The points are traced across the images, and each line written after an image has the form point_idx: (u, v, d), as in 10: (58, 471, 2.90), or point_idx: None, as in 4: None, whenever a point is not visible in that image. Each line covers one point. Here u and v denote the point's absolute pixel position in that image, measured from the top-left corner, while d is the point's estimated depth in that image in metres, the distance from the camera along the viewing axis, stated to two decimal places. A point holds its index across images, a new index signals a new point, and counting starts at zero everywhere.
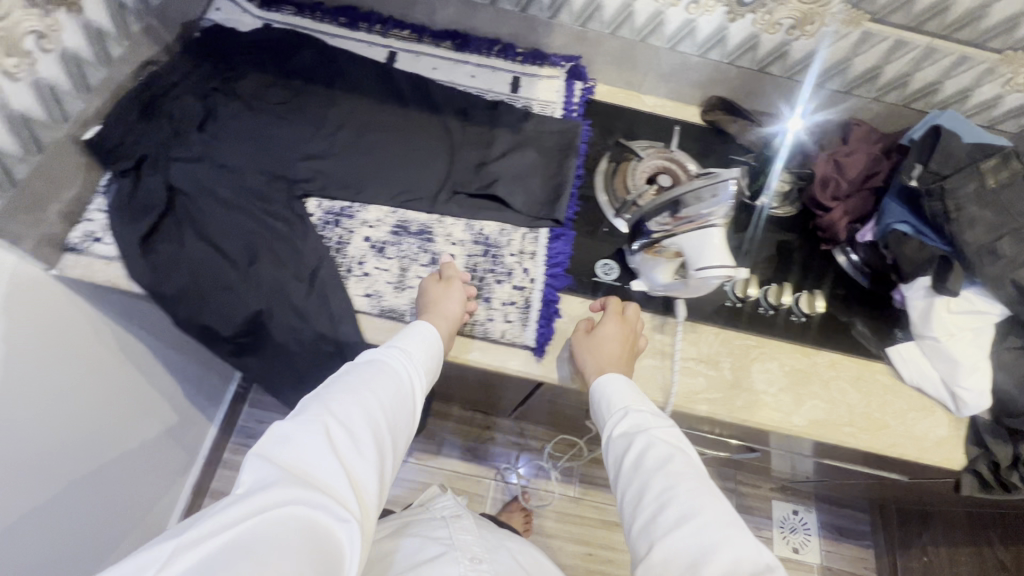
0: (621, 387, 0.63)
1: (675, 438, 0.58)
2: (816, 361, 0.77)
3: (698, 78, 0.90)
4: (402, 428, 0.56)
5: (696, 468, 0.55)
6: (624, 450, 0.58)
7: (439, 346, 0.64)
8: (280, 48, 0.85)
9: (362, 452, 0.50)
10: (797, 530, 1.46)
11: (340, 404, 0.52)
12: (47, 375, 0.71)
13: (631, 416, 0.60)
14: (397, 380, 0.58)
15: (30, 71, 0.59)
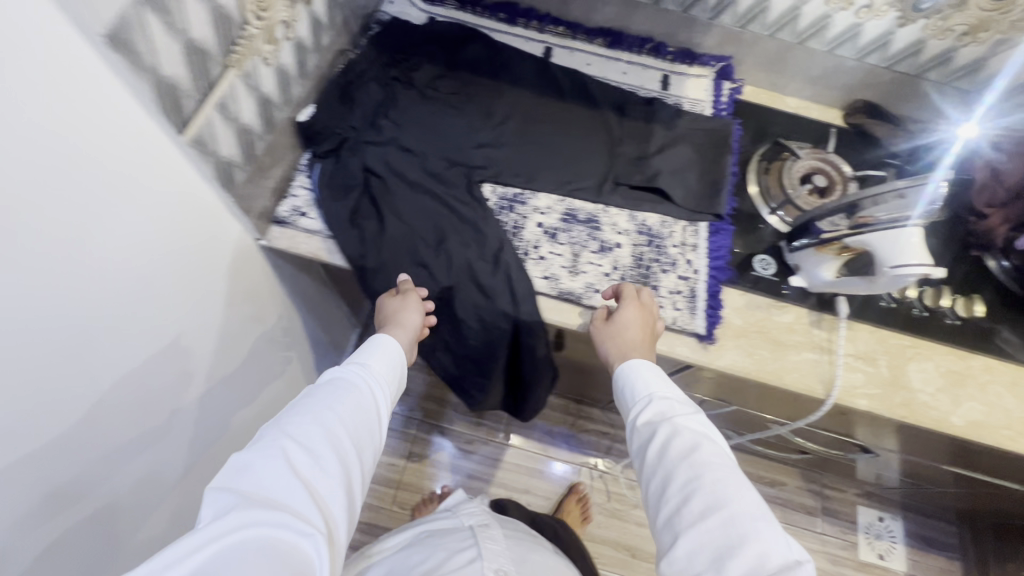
0: (649, 373, 0.62)
1: (700, 429, 0.56)
2: (972, 364, 0.78)
3: (849, 81, 0.92)
4: (372, 434, 0.56)
5: (724, 458, 0.54)
6: (649, 435, 0.57)
7: (397, 353, 0.65)
8: (450, 41, 0.90)
9: (332, 462, 0.50)
10: (882, 537, 1.46)
11: (295, 421, 0.51)
12: (241, 338, 0.77)
13: (656, 405, 0.59)
14: (357, 390, 0.57)
15: (276, 57, 0.65)
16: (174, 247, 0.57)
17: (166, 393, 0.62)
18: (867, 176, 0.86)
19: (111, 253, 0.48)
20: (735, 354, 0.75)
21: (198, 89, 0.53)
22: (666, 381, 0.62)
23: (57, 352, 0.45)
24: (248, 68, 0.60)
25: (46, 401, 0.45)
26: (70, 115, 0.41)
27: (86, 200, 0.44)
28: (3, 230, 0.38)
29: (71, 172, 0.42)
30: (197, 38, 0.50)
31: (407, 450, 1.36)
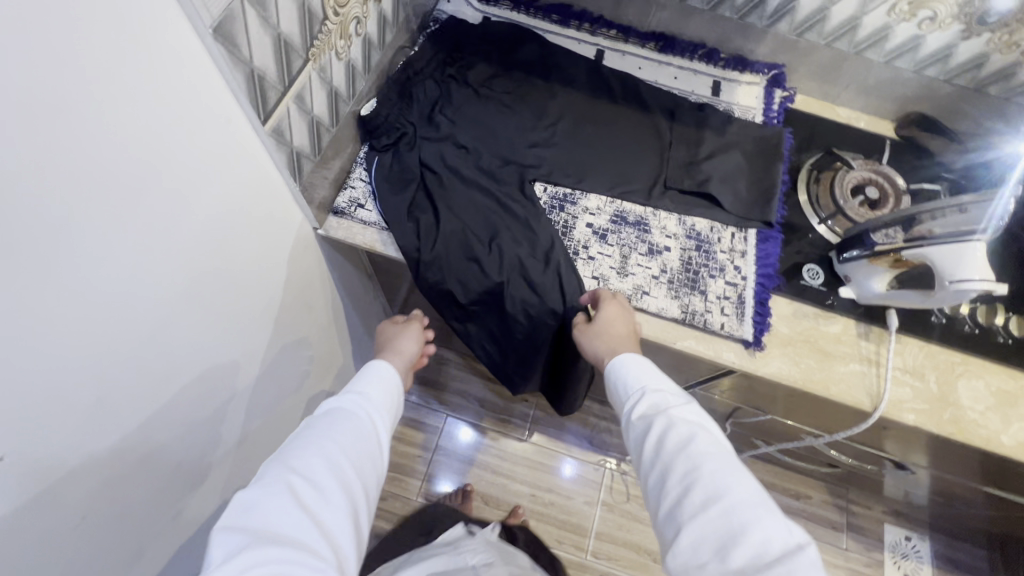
0: (642, 367, 0.63)
1: (696, 418, 0.57)
2: (1023, 385, 0.77)
3: (904, 93, 0.91)
4: (373, 458, 0.59)
5: (720, 446, 0.54)
6: (646, 428, 0.57)
7: (395, 379, 0.68)
8: (505, 41, 0.91)
9: (332, 488, 0.53)
10: (909, 556, 1.43)
11: (299, 454, 0.54)
12: (294, 324, 0.79)
13: (650, 399, 0.59)
14: (357, 418, 0.60)
15: (348, 52, 0.67)
16: (245, 233, 0.59)
17: (228, 374, 0.64)
18: (920, 191, 0.86)
19: (193, 234, 0.50)
20: (781, 362, 0.75)
21: (282, 81, 0.55)
22: (658, 374, 0.63)
23: (145, 326, 0.47)
24: (323, 62, 0.62)
25: (135, 371, 0.47)
26: (173, 99, 0.43)
27: (179, 181, 0.46)
28: (114, 213, 0.41)
29: (171, 166, 0.45)
30: (285, 32, 0.52)
31: (434, 443, 1.38)
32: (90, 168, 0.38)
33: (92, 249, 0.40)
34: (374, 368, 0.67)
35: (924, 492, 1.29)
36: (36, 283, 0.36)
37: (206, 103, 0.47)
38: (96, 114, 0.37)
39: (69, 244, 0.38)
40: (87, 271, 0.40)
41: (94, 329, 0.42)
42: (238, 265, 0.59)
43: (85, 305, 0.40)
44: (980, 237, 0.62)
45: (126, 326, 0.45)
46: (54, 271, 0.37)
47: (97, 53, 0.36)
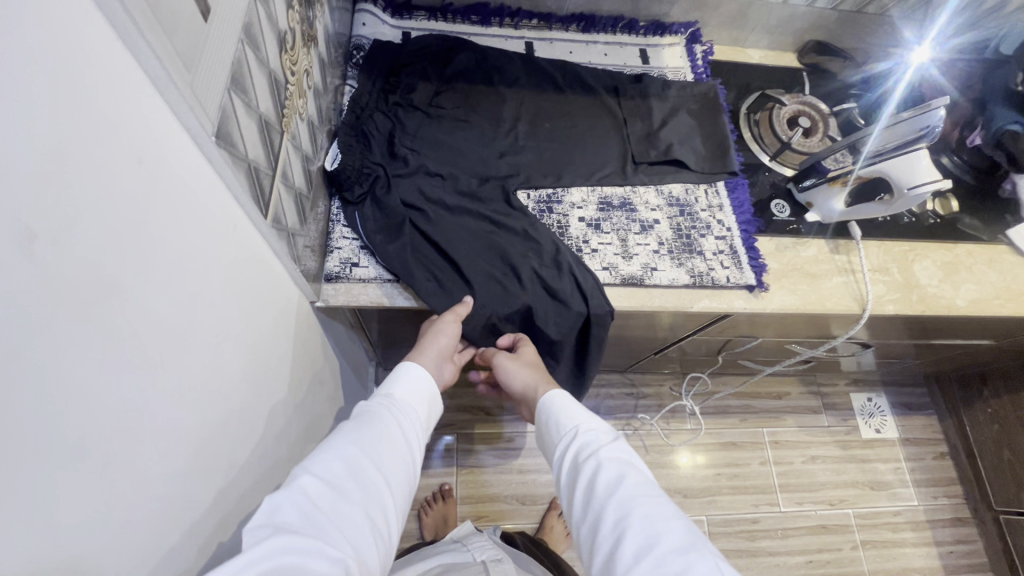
0: (572, 406, 0.63)
1: (622, 459, 0.56)
2: (957, 253, 0.91)
3: (801, 26, 1.01)
4: (405, 469, 0.54)
5: (649, 486, 0.53)
6: (576, 469, 0.57)
7: (426, 377, 0.63)
8: (437, 54, 0.87)
9: (359, 494, 0.48)
10: (875, 414, 1.63)
11: (322, 453, 0.50)
12: (310, 404, 0.73)
13: (581, 438, 0.59)
14: (386, 419, 0.56)
15: (306, 110, 0.61)
16: (267, 327, 0.54)
17: (272, 478, 0.59)
18: (842, 110, 0.97)
19: (229, 356, 0.46)
20: (782, 295, 0.82)
21: (272, 164, 0.49)
22: (586, 412, 0.63)
23: (204, 470, 0.43)
24: (293, 129, 0.56)
25: (201, 509, 0.43)
26: (196, 224, 0.38)
27: (208, 292, 0.41)
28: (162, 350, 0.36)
29: (207, 268, 0.41)
30: (264, 112, 0.47)
31: (452, 465, 1.35)
32: (131, 330, 0.33)
33: (151, 401, 0.35)
34: (400, 369, 0.63)
35: (870, 363, 1.49)
36: (115, 460, 0.32)
37: (222, 216, 0.42)
38: (130, 268, 0.32)
39: (129, 417, 0.33)
40: (150, 442, 0.35)
41: (166, 494, 0.37)
42: (264, 361, 0.54)
43: (155, 472, 0.36)
44: (924, 143, 0.71)
45: (190, 477, 0.41)
46: (119, 455, 0.32)
47: (121, 201, 0.30)
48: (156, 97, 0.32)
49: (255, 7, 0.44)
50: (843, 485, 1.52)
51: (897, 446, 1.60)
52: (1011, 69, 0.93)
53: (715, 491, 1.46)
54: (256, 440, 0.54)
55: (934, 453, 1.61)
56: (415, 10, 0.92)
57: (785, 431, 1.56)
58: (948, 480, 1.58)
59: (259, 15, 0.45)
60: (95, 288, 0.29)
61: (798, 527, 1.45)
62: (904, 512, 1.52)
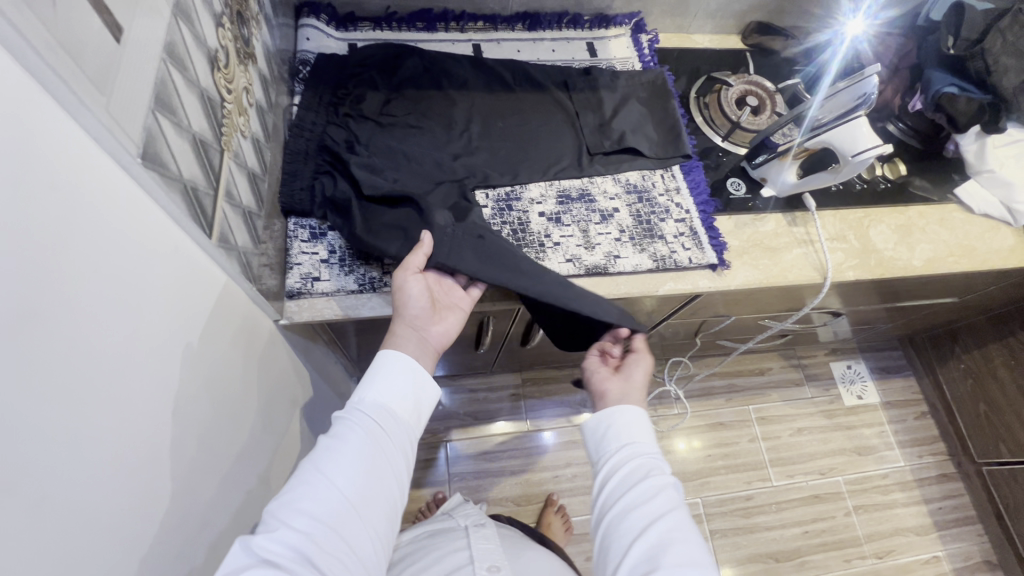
0: (637, 423, 0.67)
1: (671, 490, 0.60)
2: (910, 215, 0.94)
3: (741, 8, 1.03)
4: (372, 493, 0.56)
5: (687, 522, 0.57)
6: (627, 480, 0.61)
7: (399, 374, 0.63)
8: (385, 63, 0.87)
9: (336, 521, 0.53)
10: (856, 381, 1.66)
11: (294, 494, 0.53)
12: (279, 421, 0.72)
13: (635, 455, 0.63)
14: (354, 445, 0.57)
15: (248, 127, 0.61)
16: (221, 348, 0.53)
17: (238, 500, 0.58)
18: (786, 87, 0.99)
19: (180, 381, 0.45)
20: (745, 271, 0.83)
21: (212, 184, 0.49)
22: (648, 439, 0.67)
23: (154, 498, 0.42)
24: (234, 147, 0.56)
25: (153, 536, 0.42)
26: (130, 250, 0.38)
27: (149, 314, 0.41)
28: (100, 377, 0.35)
29: (147, 295, 0.40)
30: (197, 131, 0.46)
31: (444, 473, 1.35)
32: (57, 363, 0.32)
33: (88, 430, 0.35)
34: (380, 361, 0.64)
35: (845, 332, 1.52)
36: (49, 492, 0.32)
37: (159, 240, 0.41)
38: (53, 296, 0.31)
39: (60, 446, 0.32)
40: (83, 472, 0.34)
41: (110, 524, 0.37)
42: (223, 385, 0.54)
43: (95, 505, 0.35)
44: (862, 111, 0.73)
45: (133, 507, 0.40)
46: (52, 485, 0.32)
47: (39, 232, 0.30)
48: (71, 122, 0.31)
49: (178, 28, 0.44)
50: (830, 454, 1.54)
51: (880, 410, 1.64)
52: (942, 34, 0.93)
53: (708, 473, 1.48)
54: (217, 463, 0.53)
55: (916, 413, 1.65)
56: (359, 22, 0.92)
57: (770, 406, 1.59)
58: (930, 438, 1.62)
59: (184, 35, 0.45)
60: (14, 320, 0.29)
61: (791, 499, 1.47)
62: (891, 473, 1.55)
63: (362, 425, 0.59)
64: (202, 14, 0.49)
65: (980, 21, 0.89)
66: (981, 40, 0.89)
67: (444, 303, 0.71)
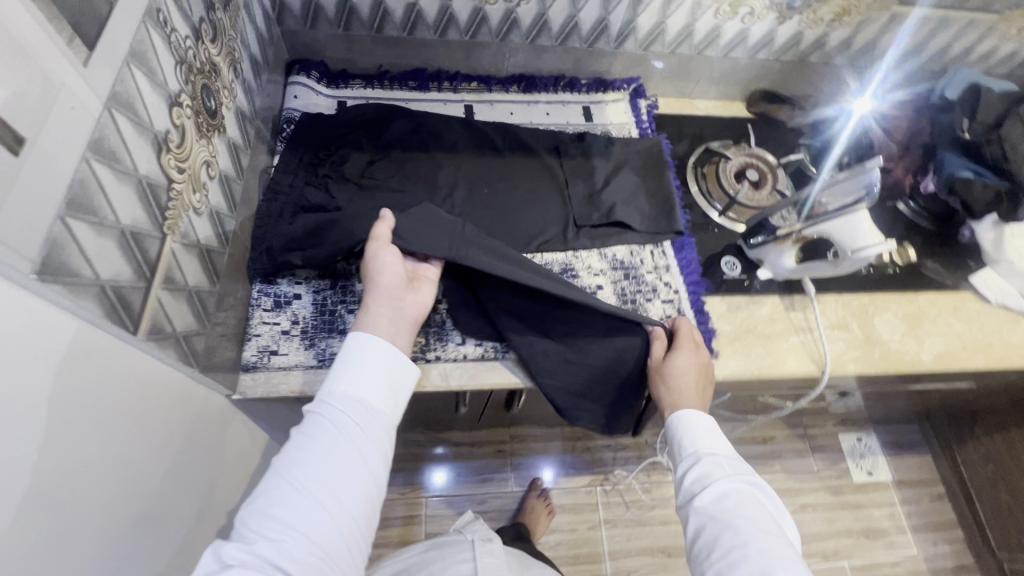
0: (701, 428, 0.63)
1: (744, 496, 0.58)
2: (920, 304, 0.88)
3: (746, 76, 0.99)
4: (351, 497, 0.52)
5: (767, 528, 0.55)
6: (694, 492, 0.59)
7: (376, 366, 0.59)
8: (371, 123, 0.85)
9: (309, 528, 0.49)
10: (866, 455, 1.56)
11: (269, 497, 0.50)
12: (229, 469, 0.67)
13: (703, 466, 0.60)
14: (331, 444, 0.53)
15: (207, 202, 0.58)
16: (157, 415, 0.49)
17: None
18: (789, 161, 0.95)
19: (92, 468, 0.41)
20: (735, 359, 0.78)
21: (142, 276, 0.46)
22: (703, 433, 0.63)
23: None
24: (183, 228, 0.53)
25: None
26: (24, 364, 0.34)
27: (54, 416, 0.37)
28: None
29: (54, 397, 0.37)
30: (127, 224, 0.44)
31: (421, 533, 1.28)
32: None
33: None
34: (355, 344, 0.60)
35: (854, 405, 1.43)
36: None
37: (67, 343, 0.38)
38: None
39: None
40: None
41: None
42: (152, 464, 0.49)
43: None
44: (865, 204, 0.68)
45: None
46: None
47: None
48: None
49: (112, 119, 0.41)
50: (835, 535, 1.44)
51: (891, 489, 1.53)
52: (956, 116, 0.89)
53: None
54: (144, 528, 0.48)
55: (931, 494, 1.54)
56: (350, 79, 0.90)
57: (771, 478, 1.49)
58: (947, 523, 1.50)
59: (119, 126, 0.42)
60: None
61: None
62: (903, 561, 1.44)
63: (344, 421, 0.55)
64: (147, 96, 0.46)
65: (995, 106, 0.86)
66: (999, 124, 0.85)
67: (421, 275, 0.69)
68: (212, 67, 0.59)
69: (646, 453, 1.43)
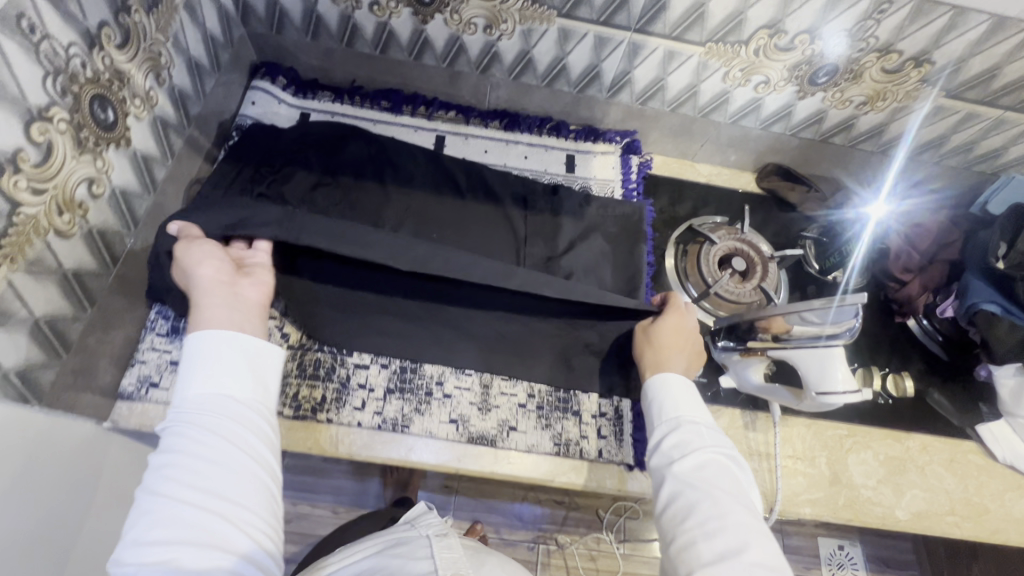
0: (683, 393, 0.59)
1: (721, 466, 0.53)
2: (909, 446, 0.75)
3: (757, 147, 0.88)
4: (235, 478, 0.45)
5: (740, 500, 0.51)
6: (671, 461, 0.54)
7: (230, 348, 0.51)
8: (328, 143, 0.79)
9: (188, 521, 0.41)
10: (845, 566, 1.37)
11: (134, 529, 0.42)
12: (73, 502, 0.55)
13: (681, 433, 0.56)
14: (199, 435, 0.46)
15: (83, 223, 0.53)
16: None
17: None
18: (786, 255, 0.81)
19: None
20: None
21: None
22: (682, 402, 0.59)
23: None
24: (34, 255, 0.48)
25: None
26: None
27: None
28: None
29: None
30: None
31: None
32: None
33: None
34: (191, 349, 0.50)
35: None
36: None
37: None
38: None
39: None
40: None
41: None
42: None
43: None
44: (841, 342, 0.57)
45: None
46: None
47: None
48: None
49: None
50: None
51: None
52: (992, 237, 0.74)
53: None
54: None
55: None
56: (318, 90, 0.84)
57: None
58: None
59: None
60: None
61: None
62: None
63: (210, 411, 0.47)
64: None
65: None
66: None
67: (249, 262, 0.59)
68: (116, 75, 0.54)
69: (595, 526, 1.32)
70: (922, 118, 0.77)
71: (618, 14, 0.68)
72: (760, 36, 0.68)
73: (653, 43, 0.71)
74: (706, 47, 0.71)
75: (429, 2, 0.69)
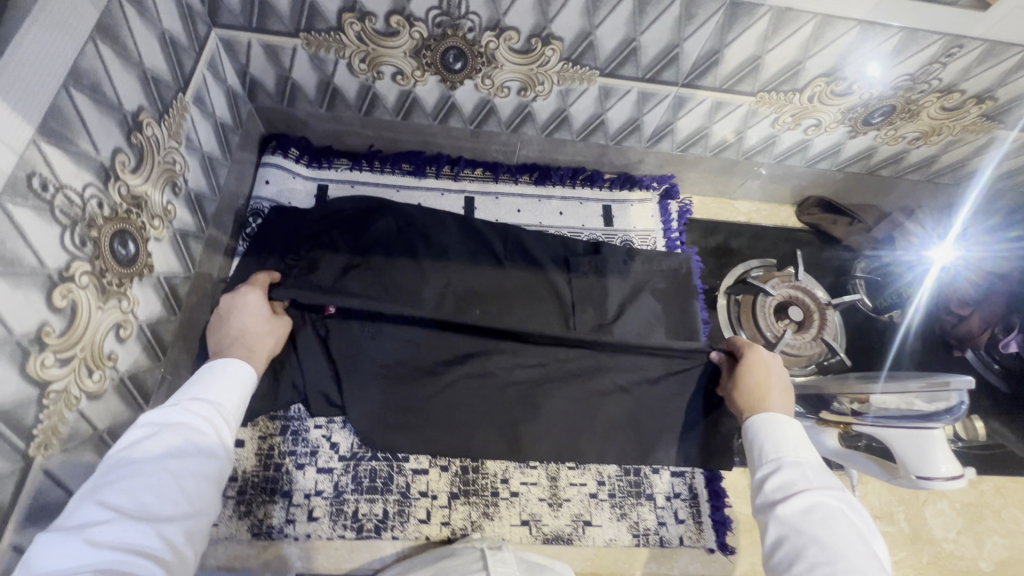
0: (790, 434, 0.52)
1: (840, 513, 0.45)
2: (983, 490, 0.73)
3: (799, 182, 0.84)
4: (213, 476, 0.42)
5: (866, 550, 0.42)
6: (775, 502, 0.47)
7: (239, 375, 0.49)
8: (353, 221, 0.72)
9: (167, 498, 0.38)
10: None
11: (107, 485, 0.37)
12: None
13: (787, 474, 0.48)
14: (199, 422, 0.43)
15: (114, 375, 0.47)
16: None
17: None
18: (841, 301, 0.77)
19: None
20: (753, 557, 0.65)
21: None
22: (798, 444, 0.51)
23: None
24: (68, 430, 0.42)
25: None
26: None
27: None
28: None
29: None
30: None
31: None
32: None
33: None
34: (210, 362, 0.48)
35: None
36: None
37: None
38: None
39: None
40: None
41: None
42: None
43: None
44: (943, 422, 0.54)
45: None
46: None
47: None
48: None
49: None
50: None
51: None
52: None
53: None
54: None
55: None
56: (333, 158, 0.78)
57: None
58: None
59: None
60: None
61: None
62: None
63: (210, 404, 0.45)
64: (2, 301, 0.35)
65: None
66: None
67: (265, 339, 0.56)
68: (133, 202, 0.47)
69: None
70: (976, 148, 0.74)
71: (666, 70, 0.62)
72: (816, 84, 0.64)
73: (701, 96, 0.66)
74: (757, 97, 0.66)
75: (458, 70, 0.63)
